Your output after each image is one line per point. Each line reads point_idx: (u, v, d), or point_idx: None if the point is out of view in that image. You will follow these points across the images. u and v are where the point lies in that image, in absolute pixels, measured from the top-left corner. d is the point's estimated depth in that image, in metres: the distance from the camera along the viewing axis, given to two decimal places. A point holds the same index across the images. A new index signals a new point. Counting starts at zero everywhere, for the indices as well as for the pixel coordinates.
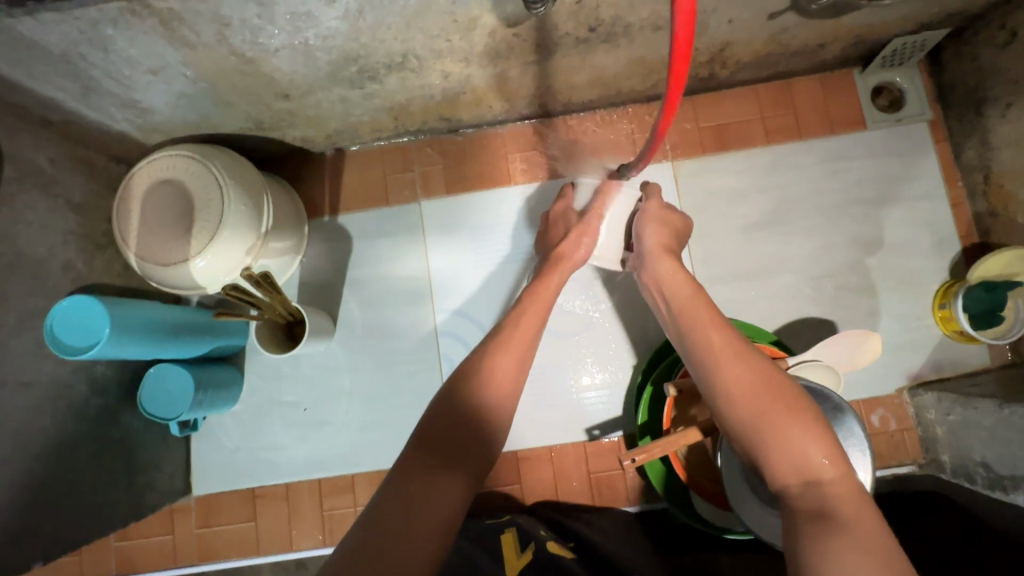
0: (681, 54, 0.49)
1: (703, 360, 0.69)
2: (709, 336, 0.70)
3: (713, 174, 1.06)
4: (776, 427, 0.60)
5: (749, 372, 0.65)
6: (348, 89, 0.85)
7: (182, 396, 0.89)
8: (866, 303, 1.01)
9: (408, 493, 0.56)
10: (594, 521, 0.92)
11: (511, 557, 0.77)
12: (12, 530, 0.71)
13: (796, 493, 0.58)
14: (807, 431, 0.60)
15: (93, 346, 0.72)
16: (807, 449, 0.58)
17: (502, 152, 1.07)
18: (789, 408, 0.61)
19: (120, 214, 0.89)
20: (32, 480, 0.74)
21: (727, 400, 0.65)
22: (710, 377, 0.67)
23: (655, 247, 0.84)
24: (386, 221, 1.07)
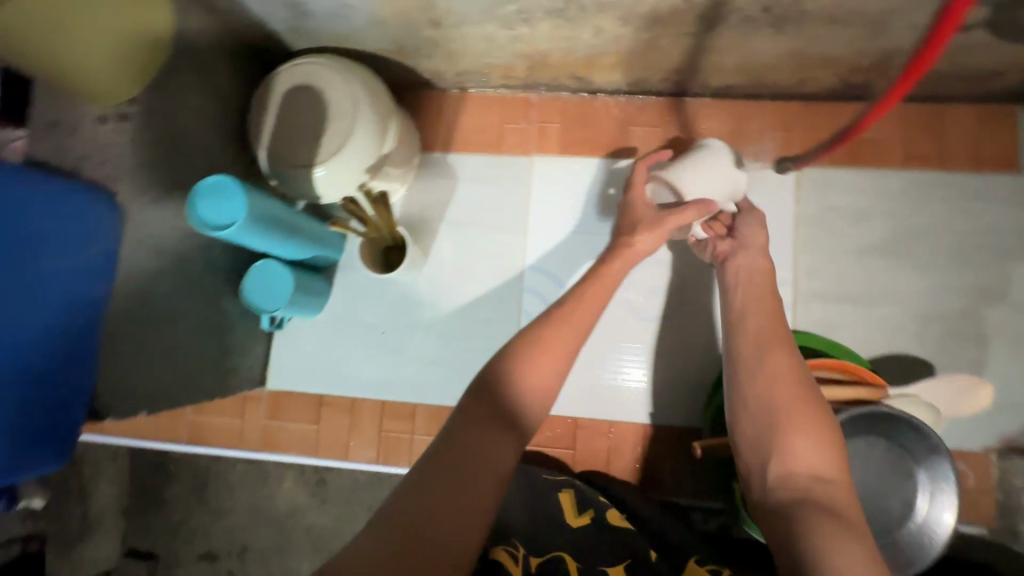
0: (942, 35, 0.46)
1: (750, 359, 0.70)
2: (762, 327, 0.73)
3: (837, 187, 1.01)
4: (795, 424, 0.63)
5: (789, 368, 0.68)
6: (498, 28, 0.85)
7: (282, 293, 0.94)
8: (971, 353, 0.95)
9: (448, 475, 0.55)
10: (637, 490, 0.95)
11: (569, 515, 0.80)
12: (132, 382, 0.77)
13: (792, 480, 0.60)
14: (824, 436, 0.62)
15: (226, 225, 0.75)
16: (818, 447, 0.61)
17: (623, 123, 1.06)
18: (818, 409, 0.64)
19: (257, 111, 0.92)
20: (153, 341, 0.79)
21: (757, 394, 0.67)
22: (754, 359, 0.70)
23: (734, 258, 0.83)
24: (493, 168, 1.08)
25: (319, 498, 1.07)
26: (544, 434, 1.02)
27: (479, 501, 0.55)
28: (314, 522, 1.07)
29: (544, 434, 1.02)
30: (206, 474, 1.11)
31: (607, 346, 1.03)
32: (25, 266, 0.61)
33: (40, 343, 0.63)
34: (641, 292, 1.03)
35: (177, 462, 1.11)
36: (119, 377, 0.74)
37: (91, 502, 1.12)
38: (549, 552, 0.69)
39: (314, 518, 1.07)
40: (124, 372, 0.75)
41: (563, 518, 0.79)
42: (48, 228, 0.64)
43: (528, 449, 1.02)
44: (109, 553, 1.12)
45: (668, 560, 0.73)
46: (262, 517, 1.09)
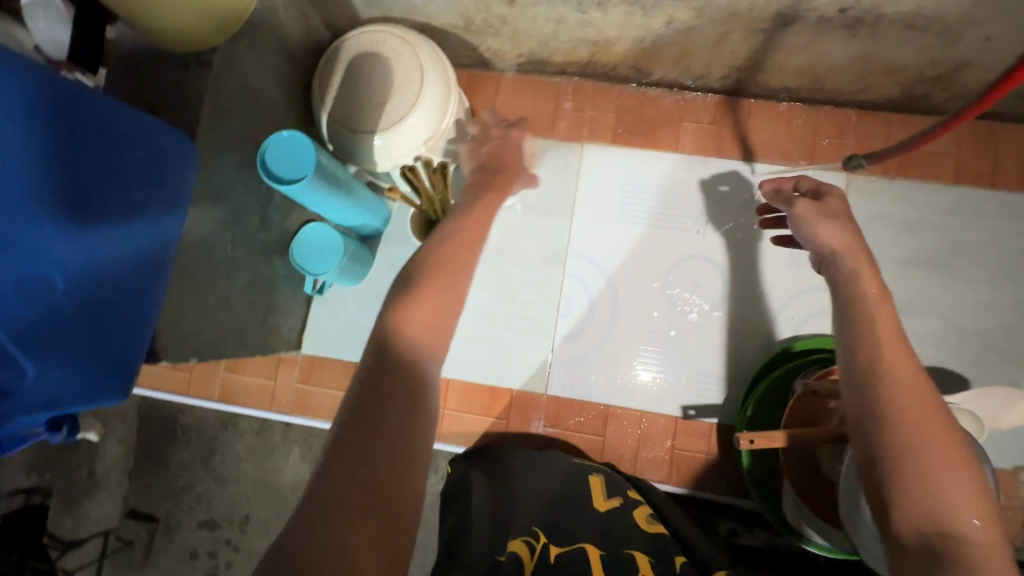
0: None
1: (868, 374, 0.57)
2: (882, 343, 0.58)
3: (887, 197, 1.01)
4: (929, 460, 0.50)
5: (920, 399, 0.54)
6: (570, 10, 0.86)
7: (330, 257, 0.95)
8: (1010, 372, 0.96)
9: (369, 428, 0.46)
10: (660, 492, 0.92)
11: (598, 498, 0.79)
12: (184, 328, 0.77)
13: (927, 542, 0.48)
14: (966, 486, 0.50)
15: (291, 179, 0.75)
16: (958, 500, 0.49)
17: (677, 118, 1.06)
18: (954, 451, 0.51)
19: (323, 75, 0.93)
20: (203, 287, 0.79)
21: (882, 423, 0.53)
22: (872, 387, 0.56)
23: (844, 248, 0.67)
24: (543, 151, 1.08)
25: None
26: (575, 419, 1.02)
27: (402, 476, 0.46)
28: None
29: (576, 418, 1.02)
30: (227, 434, 1.12)
31: (645, 336, 1.03)
32: (124, 200, 0.60)
33: (123, 279, 0.62)
34: (683, 285, 1.03)
35: (186, 428, 1.13)
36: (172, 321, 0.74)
37: (99, 459, 1.13)
38: (573, 543, 0.67)
39: None
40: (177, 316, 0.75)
41: (591, 500, 0.77)
42: (146, 163, 0.62)
43: (558, 433, 1.02)
44: (111, 513, 1.13)
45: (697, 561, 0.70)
46: (266, 491, 1.10)
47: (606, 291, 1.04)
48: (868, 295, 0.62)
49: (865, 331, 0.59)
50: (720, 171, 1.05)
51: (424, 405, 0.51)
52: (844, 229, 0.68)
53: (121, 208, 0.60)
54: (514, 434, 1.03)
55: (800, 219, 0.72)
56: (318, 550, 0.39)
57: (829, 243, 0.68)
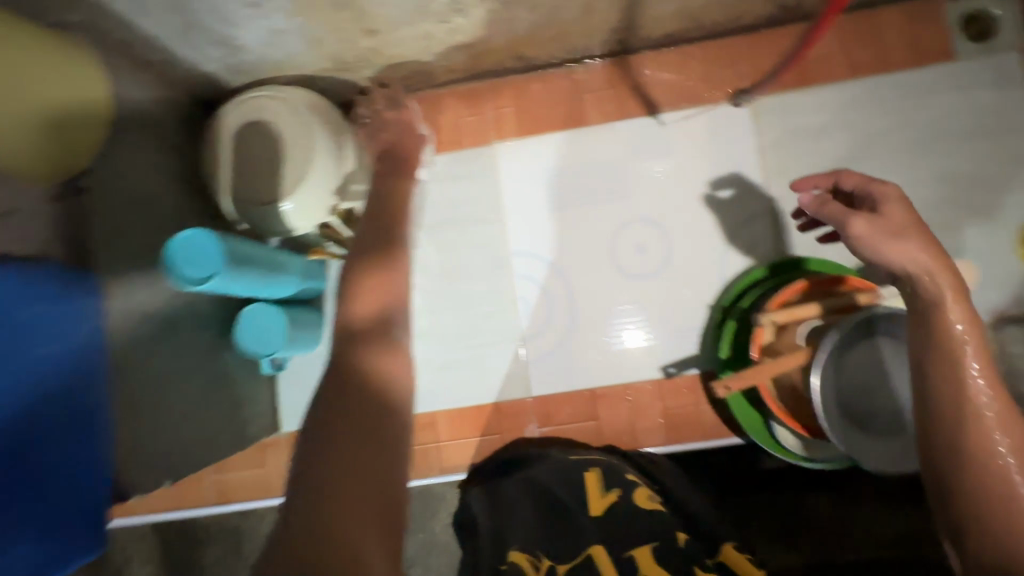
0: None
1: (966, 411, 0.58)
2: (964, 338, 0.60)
3: (793, 110, 1.03)
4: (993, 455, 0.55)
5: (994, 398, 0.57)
6: (433, 24, 0.84)
7: (276, 334, 0.93)
8: (948, 241, 0.99)
9: (341, 439, 0.50)
10: (663, 464, 0.92)
11: (594, 496, 0.75)
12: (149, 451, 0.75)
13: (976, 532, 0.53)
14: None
15: (203, 280, 0.74)
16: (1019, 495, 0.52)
17: (575, 93, 1.06)
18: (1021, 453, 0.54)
19: (210, 158, 0.90)
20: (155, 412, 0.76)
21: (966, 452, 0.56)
22: (945, 377, 0.59)
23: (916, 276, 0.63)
24: (457, 163, 1.07)
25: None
26: (565, 411, 1.03)
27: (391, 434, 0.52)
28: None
29: (566, 411, 1.03)
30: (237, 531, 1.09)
31: (608, 311, 1.03)
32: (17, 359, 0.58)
33: (46, 430, 0.60)
34: (628, 251, 1.04)
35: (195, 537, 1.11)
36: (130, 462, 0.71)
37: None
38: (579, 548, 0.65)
39: None
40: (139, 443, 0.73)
41: (585, 502, 0.74)
42: (34, 313, 0.60)
43: (553, 430, 1.03)
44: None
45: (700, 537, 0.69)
46: None
47: (558, 280, 1.04)
48: (956, 324, 0.60)
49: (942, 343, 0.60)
50: (671, 165, 1.04)
51: (396, 369, 0.57)
52: (916, 245, 0.63)
53: (11, 363, 0.58)
54: (511, 445, 1.03)
55: (860, 241, 0.67)
56: (324, 522, 0.45)
57: (905, 267, 0.64)
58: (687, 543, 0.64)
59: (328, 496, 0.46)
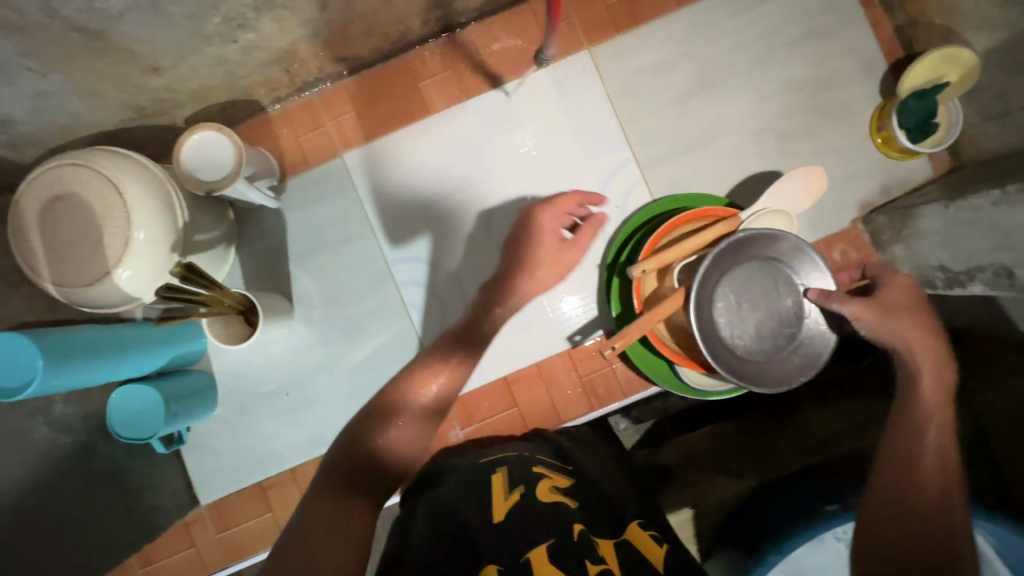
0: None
1: (904, 407, 0.65)
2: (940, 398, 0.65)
3: (632, 51, 1.01)
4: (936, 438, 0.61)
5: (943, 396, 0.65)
6: (221, 46, 0.78)
7: (154, 415, 0.86)
8: (806, 146, 1.00)
9: (320, 534, 0.53)
10: (576, 437, 0.92)
11: (497, 501, 0.70)
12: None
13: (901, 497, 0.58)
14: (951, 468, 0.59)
15: (25, 385, 0.67)
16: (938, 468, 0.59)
17: (413, 82, 1.01)
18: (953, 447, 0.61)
19: (20, 246, 0.81)
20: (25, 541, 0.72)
21: (907, 433, 0.63)
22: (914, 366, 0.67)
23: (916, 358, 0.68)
24: (311, 183, 1.01)
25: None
26: (485, 406, 1.01)
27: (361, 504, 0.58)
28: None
29: (484, 406, 1.01)
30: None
31: None
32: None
33: None
34: (507, 232, 1.01)
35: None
36: None
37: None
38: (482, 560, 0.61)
39: None
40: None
41: (489, 508, 0.68)
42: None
43: (478, 427, 1.01)
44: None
45: (597, 514, 0.71)
46: None
47: (443, 279, 1.01)
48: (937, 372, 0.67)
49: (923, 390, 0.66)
50: (529, 133, 1.01)
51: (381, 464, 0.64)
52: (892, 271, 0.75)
53: None
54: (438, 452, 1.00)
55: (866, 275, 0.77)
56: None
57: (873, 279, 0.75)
58: (581, 535, 0.65)
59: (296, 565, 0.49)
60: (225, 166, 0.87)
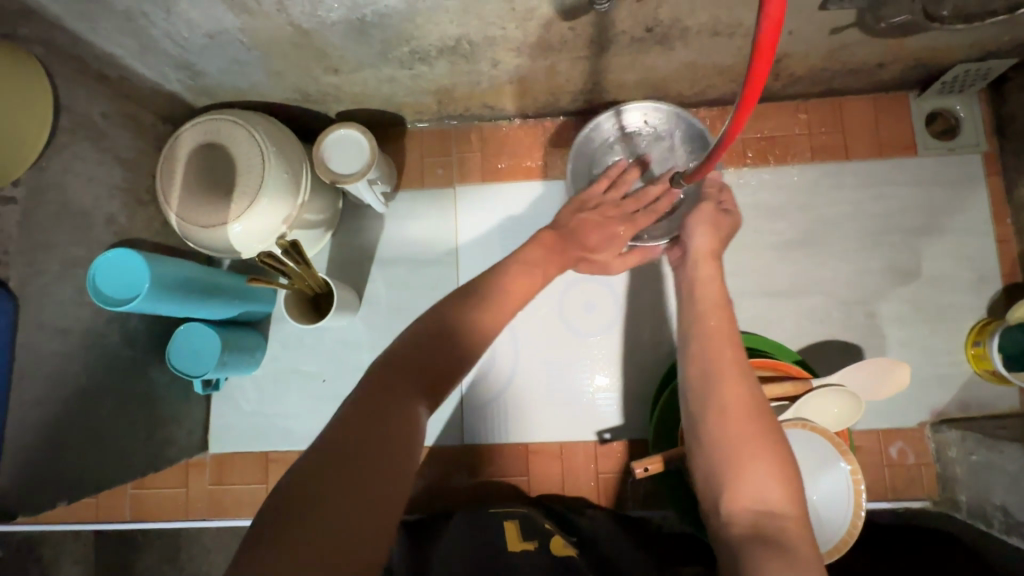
0: (761, 59, 0.43)
1: (698, 375, 0.69)
2: (725, 386, 0.67)
3: (752, 187, 1.03)
4: (738, 442, 0.63)
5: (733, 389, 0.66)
6: (396, 69, 0.86)
7: (208, 357, 0.91)
8: (894, 334, 0.99)
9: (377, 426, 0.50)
10: (597, 518, 0.90)
11: (514, 541, 0.77)
12: (63, 468, 0.77)
13: (747, 520, 0.59)
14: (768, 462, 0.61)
15: (130, 298, 0.73)
16: (760, 471, 0.61)
17: (542, 146, 1.07)
18: (758, 440, 0.63)
19: (163, 174, 0.90)
20: (69, 437, 0.77)
21: (712, 408, 0.66)
22: (703, 383, 0.68)
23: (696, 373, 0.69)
24: (419, 201, 1.07)
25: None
26: (497, 463, 1.01)
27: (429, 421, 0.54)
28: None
29: (495, 464, 1.01)
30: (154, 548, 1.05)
31: (550, 366, 1.03)
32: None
33: None
34: (576, 309, 1.03)
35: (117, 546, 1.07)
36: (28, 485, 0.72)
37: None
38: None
39: None
40: (51, 465, 0.75)
41: (507, 545, 0.75)
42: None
43: (483, 481, 1.01)
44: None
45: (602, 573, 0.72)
46: None
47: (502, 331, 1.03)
48: (716, 369, 0.68)
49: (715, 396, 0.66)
50: None
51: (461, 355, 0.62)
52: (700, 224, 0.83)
53: None
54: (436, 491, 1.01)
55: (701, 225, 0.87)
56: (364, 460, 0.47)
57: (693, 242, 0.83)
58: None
59: (354, 438, 0.48)
60: (356, 165, 0.94)
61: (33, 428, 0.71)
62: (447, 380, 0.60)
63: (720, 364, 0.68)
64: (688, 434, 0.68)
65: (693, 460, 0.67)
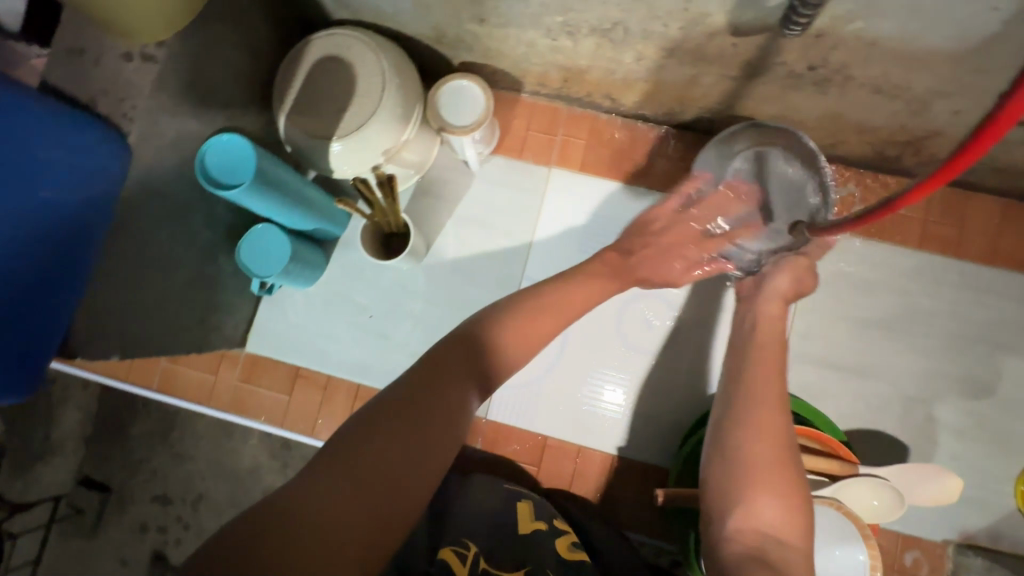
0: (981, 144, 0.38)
1: (738, 401, 0.68)
2: (759, 413, 0.66)
3: (847, 254, 0.99)
4: (756, 466, 0.62)
5: (772, 420, 0.66)
6: (541, 36, 0.84)
7: (276, 261, 0.93)
8: (949, 444, 0.95)
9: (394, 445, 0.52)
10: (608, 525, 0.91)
11: (525, 519, 0.83)
12: (126, 325, 0.79)
13: (750, 541, 0.58)
14: (779, 492, 0.60)
15: (231, 184, 0.74)
16: (769, 501, 0.60)
17: (649, 151, 1.04)
18: (778, 470, 0.62)
19: (284, 75, 0.91)
20: (140, 298, 0.79)
21: (744, 431, 0.65)
22: (741, 407, 0.67)
23: (739, 394, 0.69)
24: (512, 171, 1.06)
25: (280, 462, 1.07)
26: (513, 446, 1.01)
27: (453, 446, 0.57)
28: (274, 483, 1.08)
29: (512, 446, 1.01)
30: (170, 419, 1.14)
31: (589, 369, 1.01)
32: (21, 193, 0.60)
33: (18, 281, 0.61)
34: (633, 324, 1.02)
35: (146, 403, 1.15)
36: (96, 333, 0.74)
37: (57, 426, 1.18)
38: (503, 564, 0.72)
39: (272, 481, 1.07)
40: (117, 321, 0.77)
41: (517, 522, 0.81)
42: (52, 157, 0.62)
43: (494, 457, 1.01)
44: (65, 478, 1.18)
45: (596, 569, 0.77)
46: (220, 473, 1.11)
47: None
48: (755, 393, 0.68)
49: (746, 422, 0.65)
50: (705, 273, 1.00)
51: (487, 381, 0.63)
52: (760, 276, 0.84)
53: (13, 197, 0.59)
54: None
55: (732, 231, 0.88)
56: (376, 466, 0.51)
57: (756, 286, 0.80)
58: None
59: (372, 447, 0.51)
60: (467, 119, 0.94)
61: (115, 281, 0.73)
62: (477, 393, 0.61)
63: (762, 395, 0.68)
64: (711, 446, 0.67)
65: (706, 471, 0.66)
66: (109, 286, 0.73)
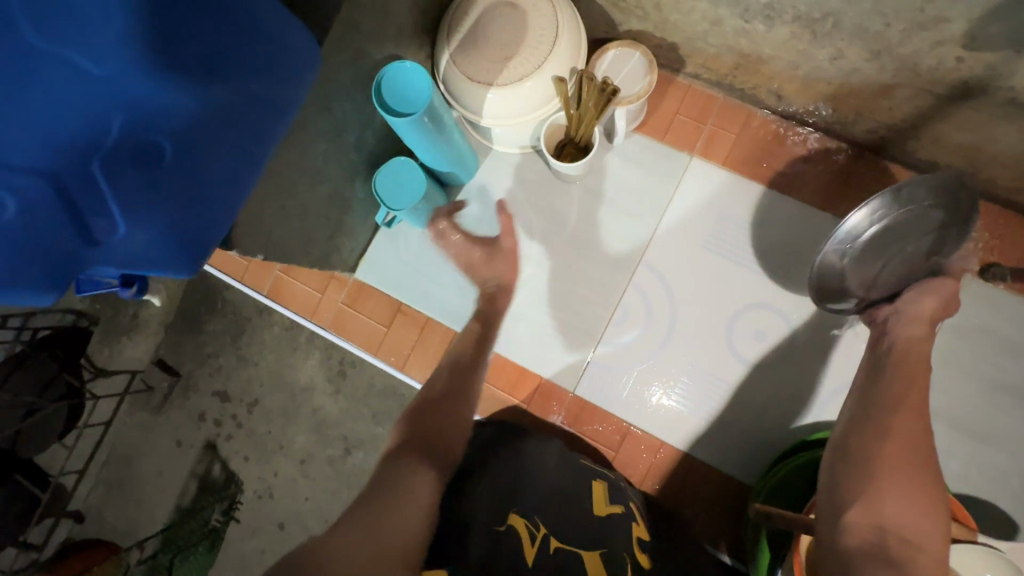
0: None
1: (867, 409, 0.64)
2: (891, 421, 0.62)
3: (999, 310, 0.91)
4: (884, 468, 0.58)
5: (905, 427, 0.61)
6: (733, 15, 0.79)
7: (408, 195, 0.94)
8: None
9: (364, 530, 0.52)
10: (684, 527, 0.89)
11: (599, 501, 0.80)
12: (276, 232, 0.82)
13: (861, 539, 0.54)
14: (906, 496, 0.56)
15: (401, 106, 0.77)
16: (893, 501, 0.56)
17: (801, 158, 0.98)
18: (902, 472, 0.58)
19: (456, 13, 0.90)
20: (291, 207, 0.81)
21: (874, 432, 0.61)
22: (872, 413, 0.64)
23: (869, 402, 0.65)
24: (652, 151, 1.03)
25: (334, 387, 1.15)
26: (595, 426, 1.01)
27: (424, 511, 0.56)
28: (323, 405, 1.15)
29: (595, 426, 1.01)
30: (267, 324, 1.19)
31: (689, 364, 0.99)
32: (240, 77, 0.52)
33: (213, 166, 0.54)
34: (744, 332, 0.98)
35: (225, 302, 1.22)
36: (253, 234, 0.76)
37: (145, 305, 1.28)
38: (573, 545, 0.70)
39: (324, 403, 1.15)
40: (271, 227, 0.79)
41: (591, 502, 0.78)
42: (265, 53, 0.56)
43: (572, 432, 1.01)
44: (143, 356, 1.28)
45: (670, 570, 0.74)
46: (280, 384, 1.18)
47: (668, 314, 1.00)
48: (889, 402, 0.64)
49: (873, 427, 0.62)
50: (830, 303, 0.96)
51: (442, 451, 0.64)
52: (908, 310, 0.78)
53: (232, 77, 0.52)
54: (529, 416, 1.03)
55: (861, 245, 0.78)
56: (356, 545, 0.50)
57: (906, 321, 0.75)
58: None
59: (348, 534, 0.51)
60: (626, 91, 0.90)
61: (279, 186, 0.76)
62: (429, 449, 0.63)
63: (894, 401, 0.63)
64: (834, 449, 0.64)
65: (820, 478, 0.63)
66: (273, 191, 0.75)
